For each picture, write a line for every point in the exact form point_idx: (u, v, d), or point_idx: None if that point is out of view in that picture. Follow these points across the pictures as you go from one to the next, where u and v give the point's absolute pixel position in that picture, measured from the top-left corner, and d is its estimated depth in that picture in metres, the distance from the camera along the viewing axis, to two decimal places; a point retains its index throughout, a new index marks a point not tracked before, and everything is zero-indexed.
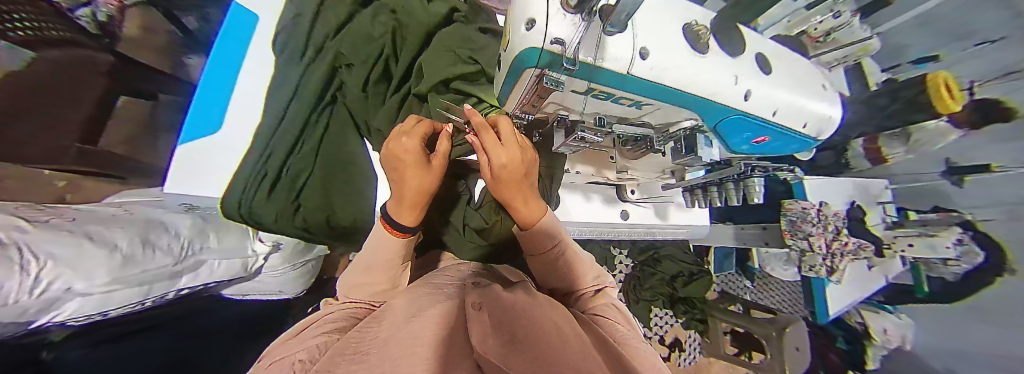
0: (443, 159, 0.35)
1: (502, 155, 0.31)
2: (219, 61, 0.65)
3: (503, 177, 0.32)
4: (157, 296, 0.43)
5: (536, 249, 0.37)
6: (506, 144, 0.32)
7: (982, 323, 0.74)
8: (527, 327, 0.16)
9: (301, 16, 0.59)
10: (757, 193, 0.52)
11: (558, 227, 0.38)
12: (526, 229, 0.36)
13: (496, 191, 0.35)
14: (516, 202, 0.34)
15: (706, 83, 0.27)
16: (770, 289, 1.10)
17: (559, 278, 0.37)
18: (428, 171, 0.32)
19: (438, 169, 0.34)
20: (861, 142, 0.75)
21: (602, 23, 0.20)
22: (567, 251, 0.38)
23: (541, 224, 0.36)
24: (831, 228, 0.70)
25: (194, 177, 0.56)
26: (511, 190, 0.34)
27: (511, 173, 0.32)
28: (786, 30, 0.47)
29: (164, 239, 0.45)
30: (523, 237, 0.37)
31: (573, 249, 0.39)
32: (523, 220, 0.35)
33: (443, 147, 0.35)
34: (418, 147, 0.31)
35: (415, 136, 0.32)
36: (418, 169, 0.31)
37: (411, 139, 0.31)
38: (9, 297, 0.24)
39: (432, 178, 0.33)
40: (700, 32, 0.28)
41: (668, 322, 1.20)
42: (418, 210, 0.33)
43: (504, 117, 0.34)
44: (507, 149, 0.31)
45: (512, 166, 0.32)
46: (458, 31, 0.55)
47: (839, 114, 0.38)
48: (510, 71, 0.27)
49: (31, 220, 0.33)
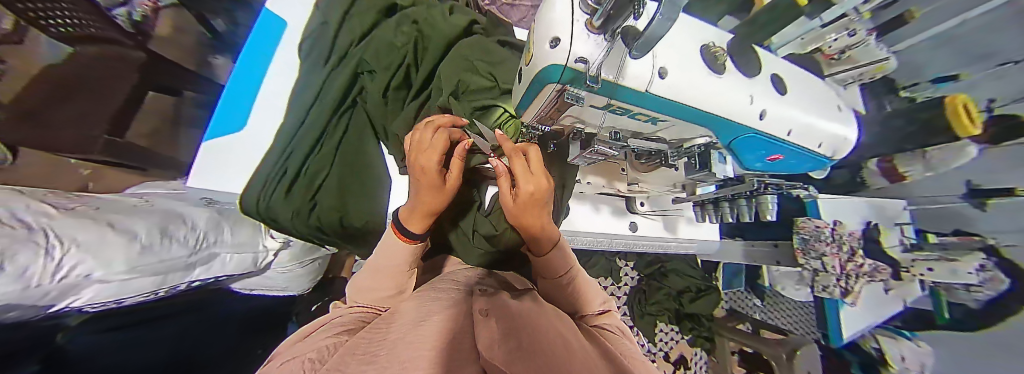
0: (456, 183, 0.34)
1: (530, 183, 0.28)
2: (248, 64, 0.67)
3: (524, 204, 0.29)
4: (169, 286, 0.44)
5: (550, 272, 0.36)
6: (534, 173, 0.30)
7: (1016, 354, 0.71)
8: (536, 336, 0.16)
9: (326, 23, 0.63)
10: (769, 210, 0.48)
11: (569, 250, 0.38)
12: (539, 253, 0.35)
13: (514, 216, 0.31)
14: (534, 227, 0.31)
15: (721, 103, 0.28)
16: (781, 309, 1.07)
17: (563, 299, 0.37)
18: (440, 193, 0.32)
19: (448, 192, 0.33)
20: (877, 162, 0.72)
21: (623, 46, 0.22)
22: (575, 279, 0.37)
23: (555, 244, 0.35)
24: (846, 248, 0.67)
25: (218, 173, 0.57)
26: (531, 216, 0.30)
27: (535, 200, 0.29)
28: (801, 48, 0.47)
29: (182, 232, 0.46)
30: (538, 260, 0.36)
31: (580, 275, 0.38)
32: (538, 240, 0.33)
33: (456, 169, 0.33)
34: (436, 168, 0.30)
35: (435, 153, 0.31)
36: (429, 191, 0.31)
37: (432, 157, 0.30)
38: (32, 280, 0.25)
39: (442, 198, 0.33)
40: (717, 53, 0.28)
41: (674, 338, 1.15)
42: (428, 218, 0.33)
43: (534, 145, 0.32)
44: (536, 177, 0.29)
45: (539, 197, 0.29)
46: (478, 43, 0.56)
47: (857, 134, 0.38)
48: (530, 86, 0.28)
49: (62, 207, 0.35)
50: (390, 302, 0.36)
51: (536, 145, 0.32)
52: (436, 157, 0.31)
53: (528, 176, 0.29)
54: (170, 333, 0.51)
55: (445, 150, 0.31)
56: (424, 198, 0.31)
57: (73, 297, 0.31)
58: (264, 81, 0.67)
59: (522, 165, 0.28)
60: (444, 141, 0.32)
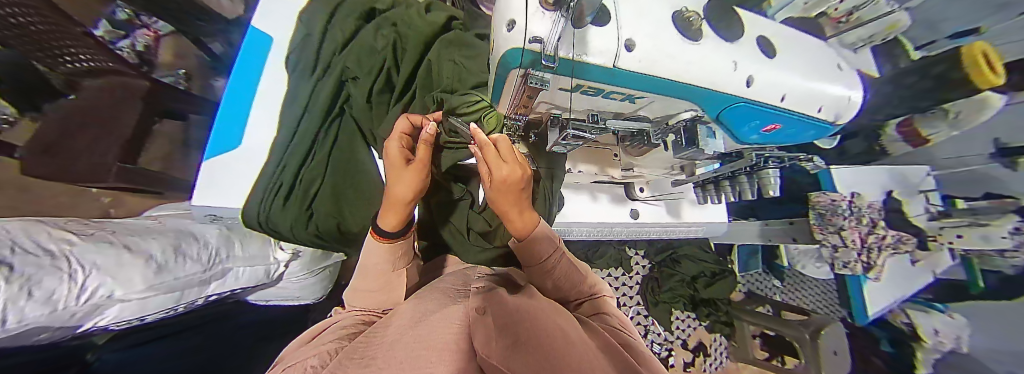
0: (423, 164, 0.33)
1: (503, 169, 0.26)
2: (238, 80, 0.69)
3: (502, 190, 0.28)
4: (189, 301, 0.45)
5: (533, 259, 0.35)
6: (505, 160, 0.27)
7: None
8: (531, 329, 0.15)
9: (310, 34, 0.64)
10: (772, 185, 0.46)
11: (553, 233, 0.37)
12: (519, 237, 0.34)
13: (495, 203, 0.31)
14: (510, 213, 0.31)
15: (698, 70, 0.26)
16: (799, 289, 1.08)
17: (554, 282, 0.36)
18: (414, 175, 0.33)
19: (417, 173, 0.33)
20: (896, 125, 0.73)
21: (579, 17, 0.20)
22: (563, 259, 0.37)
23: (536, 230, 0.35)
24: (866, 220, 0.65)
25: (216, 189, 0.58)
26: (509, 200, 0.30)
27: (509, 189, 0.28)
28: (807, 11, 0.49)
29: (195, 249, 0.48)
30: (518, 247, 0.35)
31: (564, 249, 0.39)
32: (518, 229, 0.33)
33: (424, 153, 0.33)
34: (399, 151, 0.34)
35: (397, 139, 0.35)
36: (395, 173, 0.33)
37: (393, 143, 0.35)
38: (56, 303, 0.26)
39: (408, 185, 0.32)
40: (691, 18, 0.27)
41: (691, 325, 1.11)
42: (402, 215, 0.33)
43: (503, 136, 0.28)
44: (508, 165, 0.27)
45: (515, 181, 0.28)
46: (456, 37, 0.55)
47: (861, 95, 0.36)
48: (497, 75, 0.27)
49: (80, 233, 0.36)
50: (386, 302, 0.35)
51: (505, 135, 0.28)
52: (399, 142, 0.35)
53: (501, 162, 0.27)
54: (189, 346, 0.52)
55: (404, 134, 0.36)
56: (396, 183, 0.33)
57: (98, 317, 0.32)
58: (255, 96, 0.68)
59: (492, 151, 0.27)
60: (405, 124, 0.37)
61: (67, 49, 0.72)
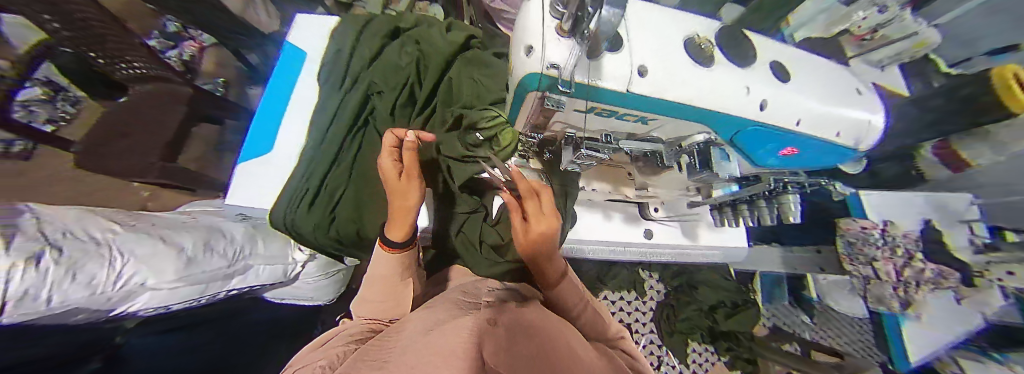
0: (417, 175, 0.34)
1: (542, 225, 0.27)
2: (274, 90, 0.75)
3: (536, 245, 0.28)
4: (211, 294, 0.47)
5: (560, 305, 0.36)
6: (545, 212, 0.27)
7: None
8: (543, 343, 0.15)
9: (340, 51, 0.68)
10: (794, 212, 0.43)
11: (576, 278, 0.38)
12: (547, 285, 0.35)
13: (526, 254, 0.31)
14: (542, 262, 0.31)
15: (711, 94, 0.26)
16: (832, 327, 0.95)
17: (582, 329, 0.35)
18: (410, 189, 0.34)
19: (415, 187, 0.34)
20: (932, 148, 0.70)
21: (594, 44, 0.21)
22: (588, 304, 0.37)
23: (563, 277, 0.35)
24: (902, 251, 0.62)
25: (246, 190, 0.62)
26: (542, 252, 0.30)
27: (543, 244, 0.28)
28: (823, 33, 0.50)
29: (222, 244, 0.50)
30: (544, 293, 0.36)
31: (571, 271, 0.38)
32: (544, 274, 0.34)
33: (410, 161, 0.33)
34: (393, 166, 0.34)
35: (388, 154, 0.34)
36: (392, 186, 0.34)
37: (385, 159, 0.34)
38: (96, 286, 0.28)
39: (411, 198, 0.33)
40: (702, 45, 0.28)
41: (709, 360, 1.05)
42: (406, 227, 0.34)
43: (548, 187, 0.29)
44: (547, 219, 0.27)
45: (551, 237, 0.28)
46: (475, 56, 0.59)
47: (883, 118, 0.34)
48: (515, 95, 0.29)
49: (124, 224, 0.40)
50: (391, 312, 0.35)
51: (550, 188, 0.29)
52: (389, 156, 0.34)
53: (539, 216, 0.27)
54: (205, 340, 0.54)
55: (394, 148, 0.35)
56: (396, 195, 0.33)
57: (130, 302, 0.34)
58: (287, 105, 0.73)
59: (534, 208, 0.27)
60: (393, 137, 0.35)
61: (124, 57, 0.80)
